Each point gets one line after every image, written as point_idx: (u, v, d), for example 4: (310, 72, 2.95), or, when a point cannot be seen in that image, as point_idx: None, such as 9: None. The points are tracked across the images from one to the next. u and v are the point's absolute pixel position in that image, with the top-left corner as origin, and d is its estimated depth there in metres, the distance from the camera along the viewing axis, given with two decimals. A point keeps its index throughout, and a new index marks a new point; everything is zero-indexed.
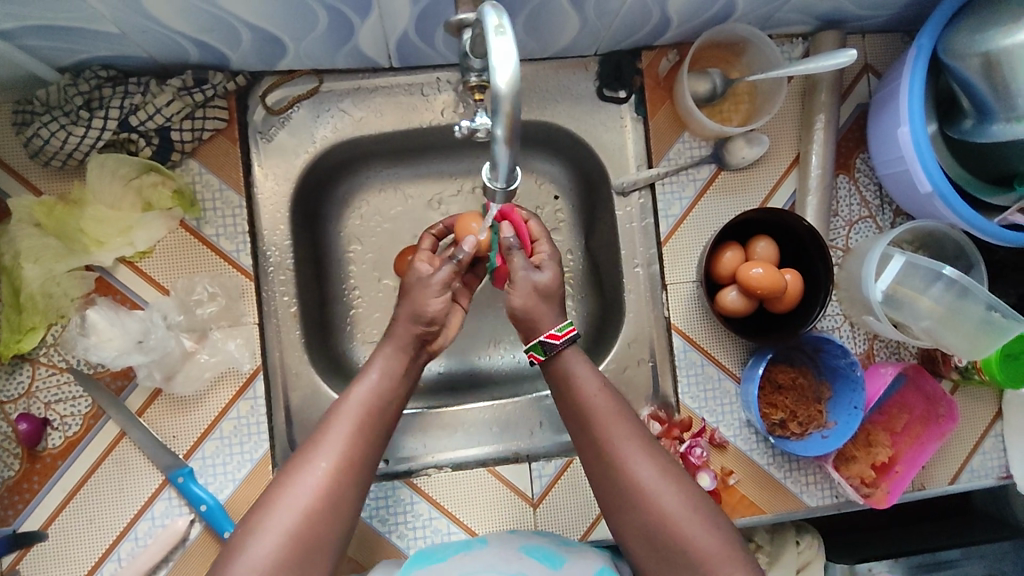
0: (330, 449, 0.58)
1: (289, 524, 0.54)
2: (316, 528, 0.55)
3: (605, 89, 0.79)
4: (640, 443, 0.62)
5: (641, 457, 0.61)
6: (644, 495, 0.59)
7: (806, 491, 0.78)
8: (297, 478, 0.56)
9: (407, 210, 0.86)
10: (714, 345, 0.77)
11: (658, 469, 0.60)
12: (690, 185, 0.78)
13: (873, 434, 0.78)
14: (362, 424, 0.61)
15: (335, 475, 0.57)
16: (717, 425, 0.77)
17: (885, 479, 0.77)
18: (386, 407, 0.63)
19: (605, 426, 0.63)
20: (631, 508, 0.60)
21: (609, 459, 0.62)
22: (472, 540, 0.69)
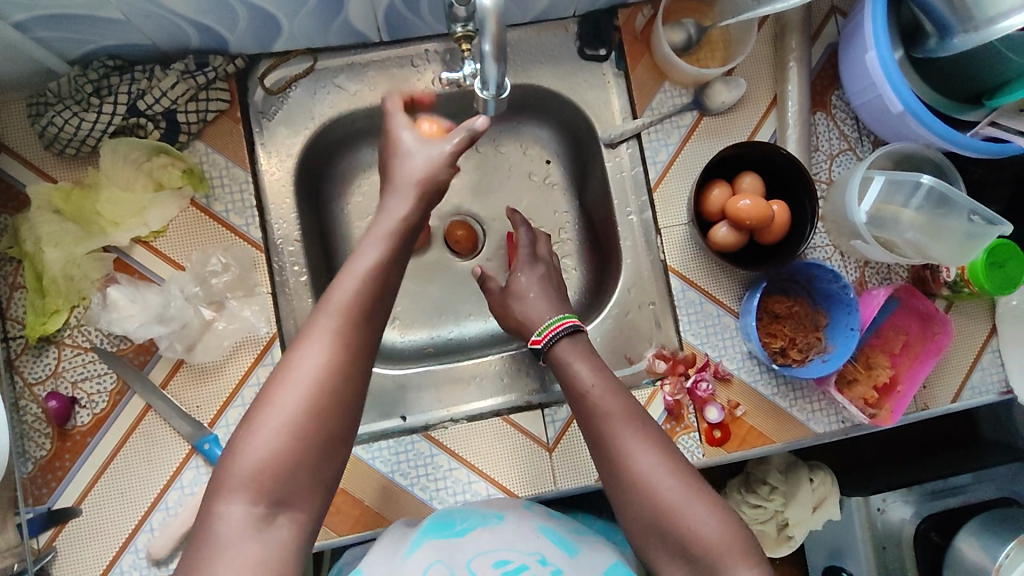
0: (325, 338, 0.55)
1: (292, 418, 0.52)
2: (321, 418, 0.53)
3: (585, 48, 0.83)
4: (641, 436, 0.64)
5: (642, 448, 0.63)
6: (646, 485, 0.61)
7: (814, 417, 0.80)
8: (296, 366, 0.54)
9: None
10: (710, 282, 0.80)
11: (659, 459, 0.62)
12: (674, 132, 0.81)
13: (872, 356, 0.80)
14: (353, 318, 0.57)
15: (331, 365, 0.54)
16: (721, 359, 0.80)
17: (888, 399, 0.79)
18: (385, 290, 0.59)
19: (607, 417, 0.65)
20: (634, 500, 0.61)
21: (611, 452, 0.64)
22: (491, 514, 0.70)
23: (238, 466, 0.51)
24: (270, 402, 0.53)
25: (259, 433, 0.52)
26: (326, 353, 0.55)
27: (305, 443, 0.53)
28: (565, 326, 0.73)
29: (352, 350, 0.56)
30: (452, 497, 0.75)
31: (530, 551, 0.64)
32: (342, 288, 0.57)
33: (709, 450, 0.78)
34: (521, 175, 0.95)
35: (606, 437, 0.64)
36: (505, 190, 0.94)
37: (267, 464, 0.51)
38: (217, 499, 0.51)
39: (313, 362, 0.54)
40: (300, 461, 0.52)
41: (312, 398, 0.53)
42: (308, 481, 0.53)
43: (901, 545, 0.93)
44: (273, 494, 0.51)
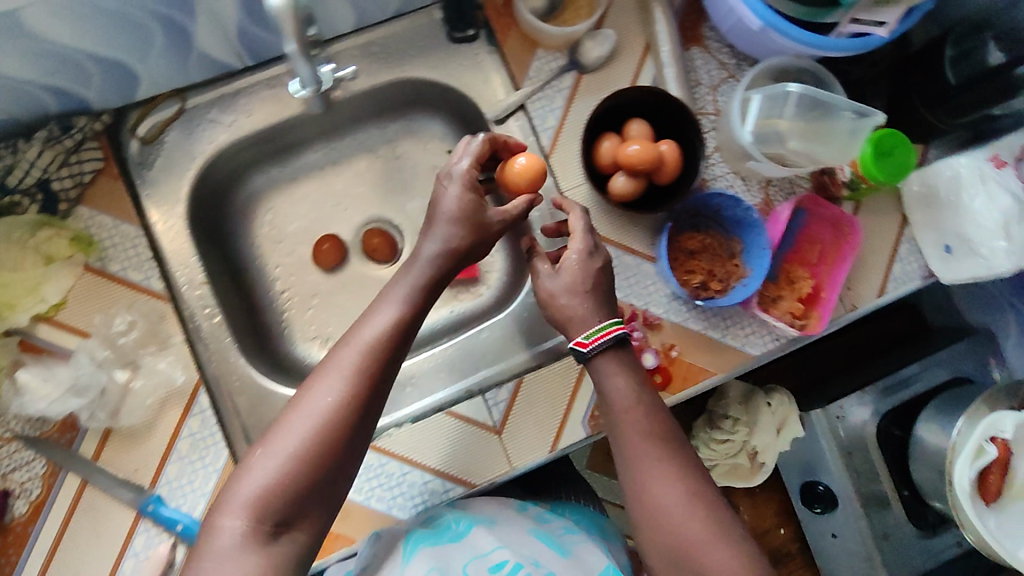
0: (336, 378, 0.60)
1: (292, 448, 0.57)
2: (326, 443, 0.58)
3: (454, 32, 0.82)
4: (666, 468, 0.65)
5: (666, 482, 0.64)
6: (669, 522, 0.62)
7: (747, 340, 0.81)
8: (305, 401, 0.59)
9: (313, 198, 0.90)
10: (622, 234, 0.81)
11: (683, 493, 0.63)
12: (557, 96, 0.82)
13: (791, 269, 0.81)
14: (365, 361, 0.61)
15: (347, 394, 0.60)
16: (647, 306, 0.80)
17: (814, 308, 0.80)
18: (406, 325, 0.65)
19: (633, 447, 0.66)
20: (656, 533, 0.63)
21: (637, 483, 0.65)
22: (484, 518, 0.75)
23: (240, 491, 0.56)
24: (277, 434, 0.58)
25: (267, 453, 0.57)
26: (340, 392, 0.59)
27: (303, 474, 0.57)
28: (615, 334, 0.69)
29: (355, 384, 0.60)
30: (411, 502, 0.75)
31: (524, 552, 0.70)
32: (365, 339, 0.62)
33: None
34: (426, 171, 0.94)
35: (632, 468, 0.66)
36: (414, 190, 0.94)
37: (257, 494, 0.55)
38: (221, 514, 0.55)
39: (325, 400, 0.59)
40: (300, 482, 0.57)
41: (319, 420, 0.58)
42: (308, 503, 0.57)
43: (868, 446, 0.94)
44: (270, 520, 0.55)
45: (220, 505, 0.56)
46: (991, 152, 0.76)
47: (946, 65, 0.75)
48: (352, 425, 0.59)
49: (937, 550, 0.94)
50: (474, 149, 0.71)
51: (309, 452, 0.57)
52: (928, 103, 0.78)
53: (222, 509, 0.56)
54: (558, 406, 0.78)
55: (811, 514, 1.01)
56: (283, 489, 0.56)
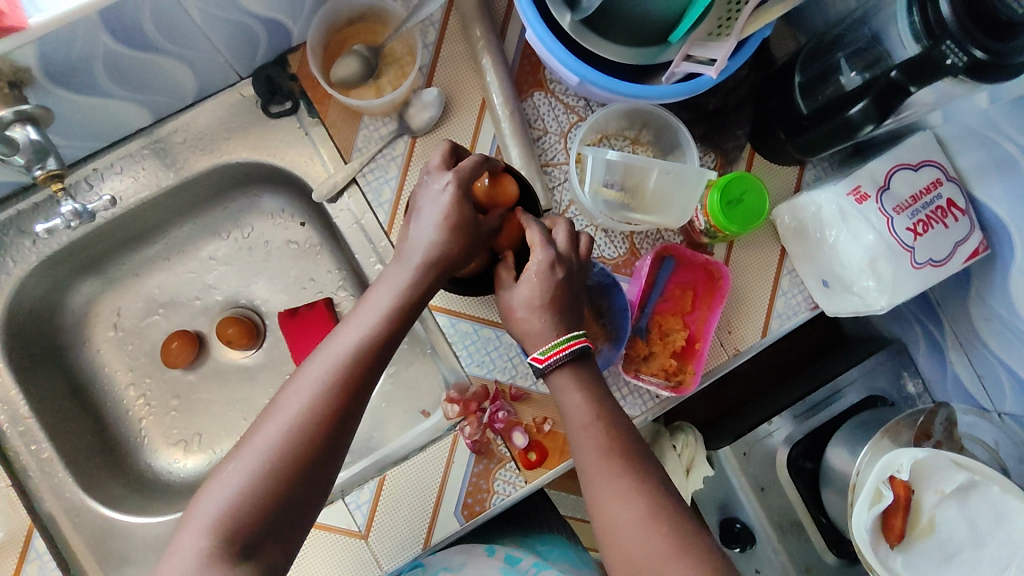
0: (305, 385, 0.54)
1: (262, 461, 0.52)
2: (296, 456, 0.52)
3: (269, 105, 0.75)
4: (627, 484, 0.57)
5: (625, 499, 0.56)
6: (630, 545, 0.55)
7: (627, 402, 0.75)
8: (273, 410, 0.54)
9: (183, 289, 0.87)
10: (477, 306, 0.75)
11: (646, 513, 0.56)
12: (391, 164, 0.75)
13: (666, 321, 0.76)
14: (340, 365, 0.55)
15: (317, 402, 0.53)
16: (513, 380, 0.75)
17: (689, 362, 0.75)
18: (396, 321, 0.58)
19: (590, 466, 0.59)
20: (620, 558, 0.55)
21: (597, 503, 0.58)
22: (455, 560, 0.79)
23: (198, 512, 0.51)
24: (243, 447, 0.53)
25: (231, 470, 0.52)
26: (315, 397, 0.54)
27: (273, 490, 0.51)
28: (575, 349, 0.62)
29: (333, 388, 0.54)
30: None
31: None
32: (341, 344, 0.56)
33: (529, 475, 0.74)
34: (280, 247, 0.88)
35: (593, 485, 0.58)
36: (268, 270, 0.88)
37: (217, 515, 0.50)
38: (182, 533, 0.51)
39: (297, 404, 0.53)
40: (268, 502, 0.51)
41: (284, 434, 0.52)
42: (278, 527, 0.52)
43: (778, 476, 0.90)
44: (238, 542, 0.50)
45: (183, 520, 0.52)
46: (852, 182, 0.69)
47: (797, 93, 0.68)
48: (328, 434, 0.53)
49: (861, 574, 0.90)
50: (455, 175, 0.61)
51: (276, 467, 0.51)
52: (787, 130, 0.71)
53: (185, 530, 0.51)
54: (428, 500, 0.73)
55: None
56: (246, 509, 0.50)
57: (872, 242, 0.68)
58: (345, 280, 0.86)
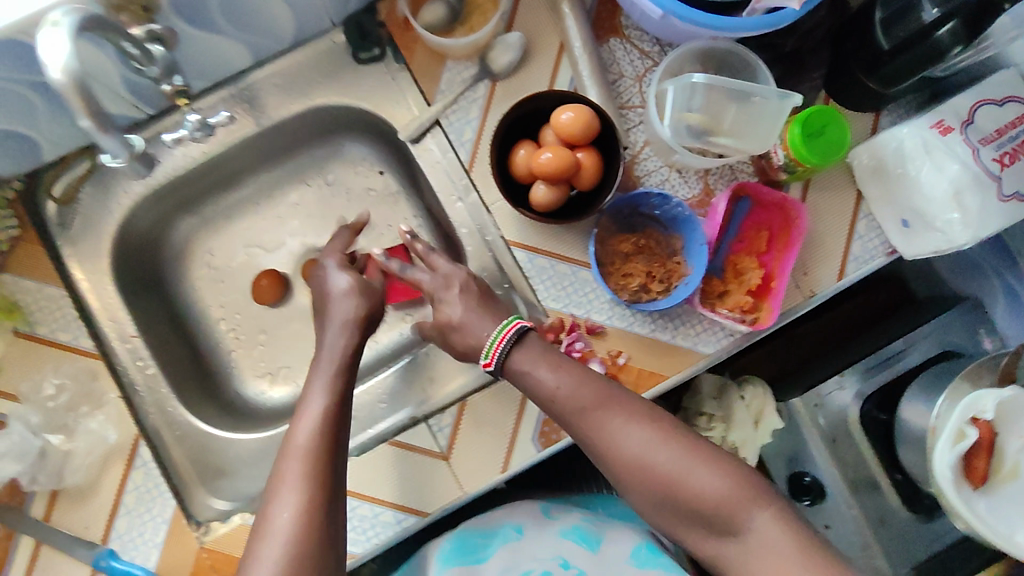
0: (290, 491, 0.59)
1: (277, 567, 0.55)
2: (302, 557, 0.56)
3: (359, 52, 0.80)
4: (624, 417, 0.65)
5: (627, 428, 0.64)
6: (643, 464, 0.63)
7: (702, 338, 0.77)
8: (266, 526, 0.58)
9: (269, 230, 0.91)
10: (554, 243, 0.77)
11: (648, 434, 0.64)
12: (472, 107, 0.78)
13: (739, 260, 0.77)
14: (310, 459, 0.61)
15: (301, 505, 0.58)
16: (589, 314, 0.77)
17: (765, 299, 0.76)
18: (343, 411, 0.66)
19: (586, 411, 0.65)
20: (636, 483, 0.64)
21: (597, 441, 0.65)
22: (510, 527, 0.79)
23: None
24: (254, 567, 0.56)
25: None
26: (299, 499, 0.58)
27: None
28: (512, 338, 0.68)
29: (316, 478, 0.60)
30: (362, 535, 0.73)
31: (553, 557, 0.77)
32: (298, 441, 0.62)
33: None
34: (360, 194, 0.92)
35: (590, 428, 0.65)
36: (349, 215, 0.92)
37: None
38: None
39: (284, 516, 0.58)
40: None
41: (287, 538, 0.56)
42: None
43: (850, 429, 0.90)
44: None
45: None
46: (935, 116, 0.70)
47: (878, 29, 0.69)
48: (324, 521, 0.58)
49: (935, 534, 0.87)
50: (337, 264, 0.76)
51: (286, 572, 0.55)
52: (867, 69, 0.71)
53: None
54: (507, 425, 0.75)
55: None
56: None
57: (956, 174, 0.69)
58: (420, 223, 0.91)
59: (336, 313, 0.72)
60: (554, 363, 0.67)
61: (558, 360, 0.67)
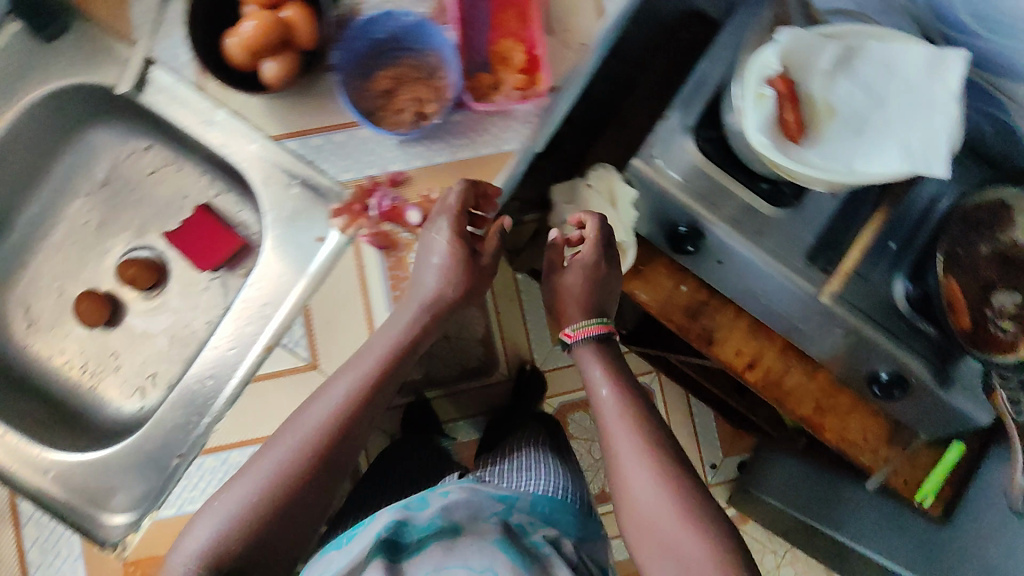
0: (285, 445, 0.65)
1: (237, 513, 0.62)
2: (268, 511, 0.63)
3: (41, 29, 0.74)
4: (637, 446, 0.81)
5: (639, 462, 0.80)
6: (638, 496, 0.78)
7: (501, 137, 0.74)
8: (262, 458, 0.65)
9: (73, 254, 0.89)
10: (315, 116, 0.73)
11: (653, 475, 0.79)
12: (173, 27, 0.73)
13: (501, 45, 0.74)
14: (325, 437, 0.66)
15: (293, 461, 0.64)
16: (383, 167, 0.73)
17: (537, 70, 0.73)
18: (368, 404, 0.68)
19: (615, 419, 0.84)
20: (626, 501, 0.80)
21: (608, 453, 0.83)
22: (432, 517, 0.76)
23: (189, 538, 0.61)
24: (221, 497, 0.64)
25: (209, 513, 0.63)
26: (290, 459, 0.64)
27: (237, 538, 0.61)
28: (598, 334, 0.89)
29: (316, 454, 0.65)
30: None
31: (482, 567, 0.72)
32: (317, 414, 0.67)
33: None
34: (142, 179, 0.88)
35: (613, 452, 0.82)
36: (142, 204, 0.89)
37: (223, 531, 0.61)
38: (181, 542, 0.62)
39: (276, 461, 0.64)
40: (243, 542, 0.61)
41: (265, 482, 0.63)
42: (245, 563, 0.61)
43: (707, 172, 0.88)
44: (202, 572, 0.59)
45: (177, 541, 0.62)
46: None
47: None
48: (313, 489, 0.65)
49: (812, 217, 0.89)
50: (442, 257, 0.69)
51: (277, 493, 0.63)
52: None
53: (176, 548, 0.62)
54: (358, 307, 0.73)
55: (691, 258, 0.97)
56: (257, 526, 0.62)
57: None
58: (214, 184, 0.87)
59: (417, 297, 0.70)
60: (618, 381, 0.87)
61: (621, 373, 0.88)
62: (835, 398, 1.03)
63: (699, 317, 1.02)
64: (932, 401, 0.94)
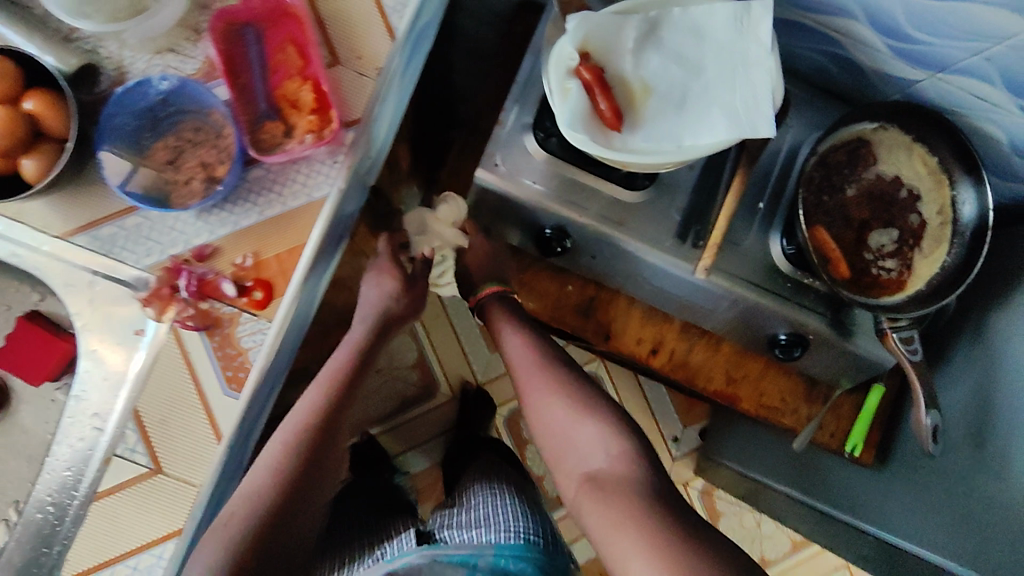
0: (278, 441, 0.74)
1: (252, 509, 0.68)
2: (278, 497, 0.70)
3: None
4: (562, 394, 0.80)
5: (562, 400, 0.80)
6: (571, 431, 0.77)
7: (309, 184, 0.68)
8: (260, 461, 0.73)
9: None
10: (104, 205, 0.67)
11: (583, 410, 0.78)
12: None
13: (284, 87, 0.69)
14: (307, 426, 0.75)
15: (290, 450, 0.73)
16: (188, 244, 0.68)
17: (328, 107, 0.68)
18: (335, 398, 0.79)
19: (530, 372, 0.84)
20: (562, 442, 0.78)
21: (529, 400, 0.83)
22: None
23: (203, 547, 0.66)
24: (225, 505, 0.69)
25: (218, 525, 0.67)
26: (287, 448, 0.73)
27: (257, 530, 0.68)
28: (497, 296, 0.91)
29: (306, 438, 0.74)
30: None
31: None
32: (298, 412, 0.77)
33: (269, 314, 0.68)
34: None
35: (534, 396, 0.82)
36: None
37: (226, 547, 0.66)
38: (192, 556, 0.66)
39: (274, 454, 0.73)
40: (262, 530, 0.68)
41: (269, 476, 0.71)
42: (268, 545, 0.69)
43: (554, 172, 0.85)
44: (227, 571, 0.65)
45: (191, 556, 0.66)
46: None
47: None
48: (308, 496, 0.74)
49: (668, 195, 0.86)
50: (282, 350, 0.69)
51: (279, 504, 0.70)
52: None
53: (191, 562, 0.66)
54: (193, 399, 0.67)
55: (565, 257, 0.93)
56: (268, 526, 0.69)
57: None
58: (33, 288, 0.83)
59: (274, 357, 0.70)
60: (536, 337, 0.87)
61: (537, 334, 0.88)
62: (744, 367, 1.00)
63: (591, 314, 0.99)
64: (838, 352, 0.91)
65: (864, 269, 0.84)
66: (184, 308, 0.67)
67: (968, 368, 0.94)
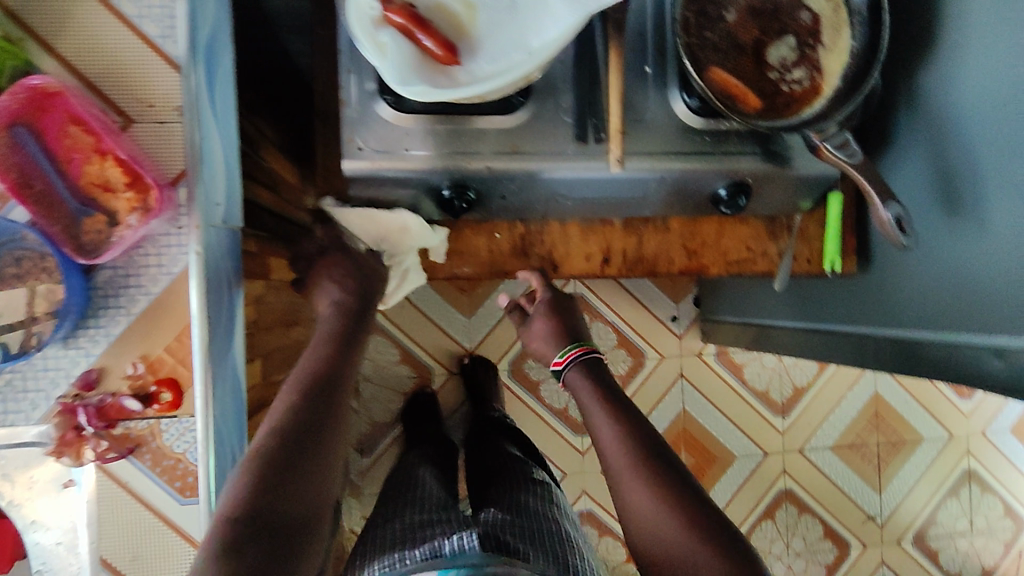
0: (287, 392, 0.65)
1: (275, 444, 0.60)
2: (298, 447, 0.60)
3: None
4: (648, 481, 0.68)
5: (641, 488, 0.68)
6: (654, 535, 0.65)
7: (161, 263, 0.65)
8: (271, 412, 0.63)
9: None
10: None
11: (661, 504, 0.66)
12: None
13: (87, 175, 0.63)
14: (315, 381, 0.68)
15: (303, 391, 0.66)
16: (70, 373, 0.65)
17: (140, 177, 0.63)
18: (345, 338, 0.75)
19: (615, 456, 0.72)
20: (649, 547, 0.66)
21: (617, 487, 0.70)
22: None
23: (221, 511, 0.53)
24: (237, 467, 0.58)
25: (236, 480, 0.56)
26: (299, 395, 0.65)
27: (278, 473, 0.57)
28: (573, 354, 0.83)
29: (318, 387, 0.67)
30: None
31: None
32: (307, 359, 0.71)
33: (185, 411, 0.67)
34: None
35: (617, 481, 0.71)
36: None
37: (261, 470, 0.57)
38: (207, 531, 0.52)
39: (288, 399, 0.65)
40: (280, 486, 0.56)
41: (283, 422, 0.62)
42: (288, 499, 0.56)
43: (422, 130, 0.75)
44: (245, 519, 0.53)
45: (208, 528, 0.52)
46: None
47: None
48: (304, 497, 0.59)
49: (549, 103, 0.77)
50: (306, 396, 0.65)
51: (265, 485, 0.56)
52: None
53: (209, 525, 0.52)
54: (153, 524, 0.68)
55: (477, 210, 0.85)
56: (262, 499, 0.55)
57: None
58: None
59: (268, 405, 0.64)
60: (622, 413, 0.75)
61: (618, 409, 0.75)
62: (700, 234, 0.93)
63: (531, 251, 0.91)
64: (782, 182, 0.86)
65: (773, 92, 0.77)
66: (99, 441, 0.65)
67: (919, 141, 0.89)
